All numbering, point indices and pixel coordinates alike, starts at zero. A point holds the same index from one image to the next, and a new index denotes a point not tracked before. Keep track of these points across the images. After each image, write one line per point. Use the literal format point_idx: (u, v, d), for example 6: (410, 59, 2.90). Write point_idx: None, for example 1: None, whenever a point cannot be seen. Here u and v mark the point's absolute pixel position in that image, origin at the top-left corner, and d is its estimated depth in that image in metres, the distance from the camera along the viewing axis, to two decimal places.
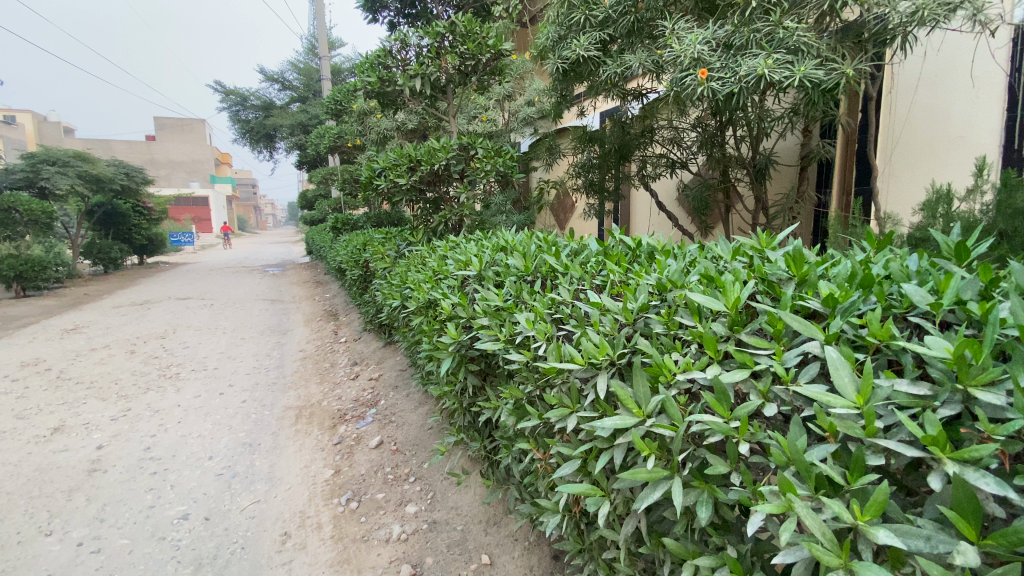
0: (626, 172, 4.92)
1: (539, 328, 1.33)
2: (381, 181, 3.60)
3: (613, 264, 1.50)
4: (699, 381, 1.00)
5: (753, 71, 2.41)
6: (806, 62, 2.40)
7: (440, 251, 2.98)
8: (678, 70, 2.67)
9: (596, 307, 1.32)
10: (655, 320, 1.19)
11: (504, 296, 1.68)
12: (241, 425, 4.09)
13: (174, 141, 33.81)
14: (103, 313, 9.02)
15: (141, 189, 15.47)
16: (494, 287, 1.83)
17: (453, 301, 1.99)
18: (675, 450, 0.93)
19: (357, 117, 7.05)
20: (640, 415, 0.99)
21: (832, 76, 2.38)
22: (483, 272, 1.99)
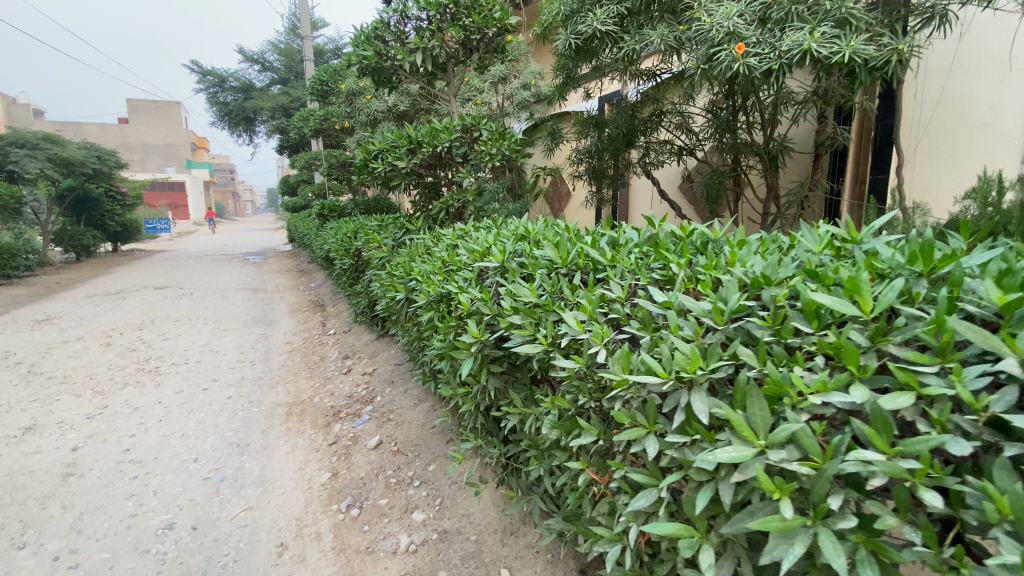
0: (630, 159, 4.76)
1: (594, 331, 1.15)
2: (379, 164, 3.36)
3: (673, 257, 1.33)
4: (838, 406, 0.88)
5: (797, 46, 2.27)
6: (855, 37, 2.28)
7: (446, 239, 2.78)
8: (709, 47, 2.52)
9: (664, 308, 1.16)
10: (756, 325, 1.03)
11: (538, 293, 1.50)
12: (228, 423, 3.85)
13: (147, 124, 32.64)
14: (76, 303, 8.59)
15: (114, 173, 14.80)
16: (522, 281, 1.64)
17: (472, 297, 1.80)
18: (821, 492, 0.82)
19: (345, 98, 6.73)
20: (759, 445, 0.86)
21: (883, 53, 2.26)
22: (506, 264, 1.79)
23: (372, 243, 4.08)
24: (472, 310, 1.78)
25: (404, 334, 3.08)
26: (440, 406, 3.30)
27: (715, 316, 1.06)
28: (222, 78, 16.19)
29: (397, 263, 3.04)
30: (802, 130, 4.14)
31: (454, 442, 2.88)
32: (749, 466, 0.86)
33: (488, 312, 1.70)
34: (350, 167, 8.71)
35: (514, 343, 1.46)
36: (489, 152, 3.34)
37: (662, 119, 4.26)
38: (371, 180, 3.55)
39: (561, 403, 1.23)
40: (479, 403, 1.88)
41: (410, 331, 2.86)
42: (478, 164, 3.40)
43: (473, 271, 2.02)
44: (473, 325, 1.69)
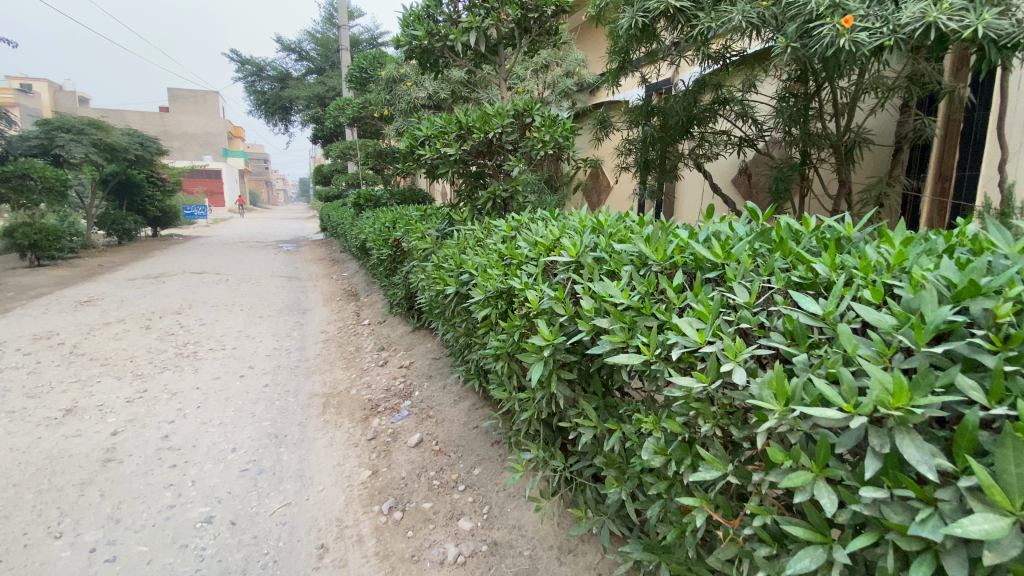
0: (685, 149, 4.51)
1: (728, 346, 0.98)
2: (426, 150, 3.21)
3: (814, 257, 1.14)
4: None
5: (920, 19, 2.07)
6: (987, 9, 2.06)
7: (497, 230, 2.61)
8: (810, 22, 2.34)
9: (820, 319, 1.00)
10: (983, 348, 0.88)
11: (629, 293, 1.31)
12: (265, 413, 3.80)
13: (187, 113, 33.51)
14: (118, 286, 8.79)
15: (155, 159, 15.16)
16: (605, 279, 1.46)
17: (542, 295, 1.62)
18: None
19: (385, 85, 6.62)
20: (1010, 514, 0.75)
21: (1018, 29, 2.03)
22: (581, 259, 1.61)
23: (413, 234, 3.94)
24: (542, 308, 1.60)
25: (449, 329, 2.94)
26: (482, 405, 3.16)
27: (915, 334, 0.89)
28: (260, 68, 16.36)
29: (444, 255, 2.89)
30: (877, 120, 3.84)
31: (499, 445, 2.73)
32: (1003, 541, 0.75)
33: (564, 313, 1.51)
34: (385, 157, 8.64)
35: (599, 351, 1.26)
36: (542, 138, 3.15)
37: (724, 107, 4.00)
38: (417, 167, 3.41)
39: (672, 426, 1.07)
40: (541, 412, 1.71)
41: (457, 326, 2.71)
42: (529, 151, 3.21)
43: (537, 265, 1.85)
44: (544, 327, 1.50)
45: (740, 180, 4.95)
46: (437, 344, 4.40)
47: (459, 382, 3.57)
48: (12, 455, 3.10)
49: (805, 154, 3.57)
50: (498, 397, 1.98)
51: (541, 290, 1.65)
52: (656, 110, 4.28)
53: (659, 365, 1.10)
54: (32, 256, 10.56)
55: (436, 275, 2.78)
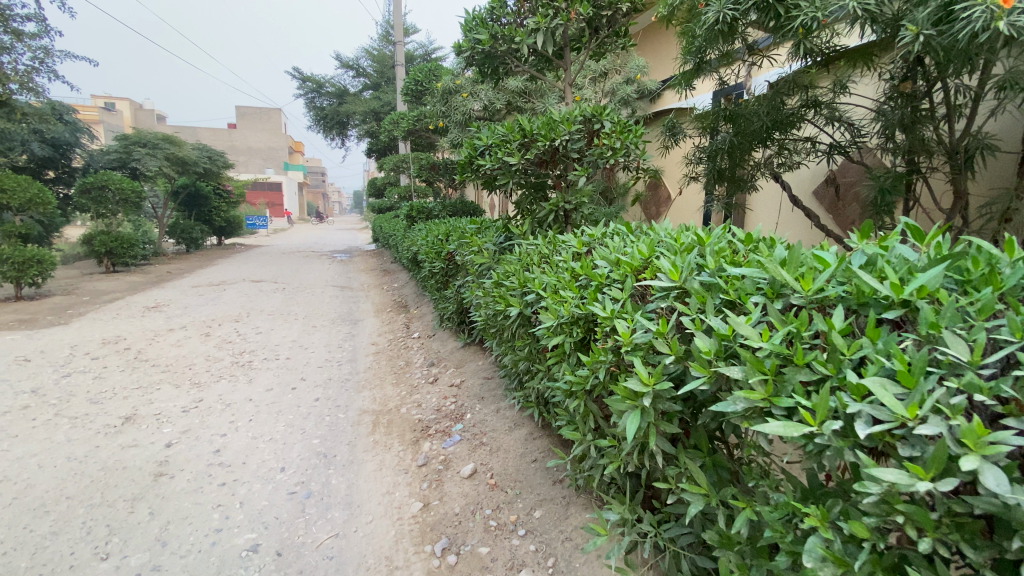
0: (765, 157, 4.12)
1: (971, 433, 0.75)
2: (487, 160, 3.02)
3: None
4: None
5: None
6: None
7: (565, 245, 2.35)
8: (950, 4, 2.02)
9: None
10: None
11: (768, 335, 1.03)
12: (315, 429, 3.69)
13: (253, 130, 35.51)
14: (183, 293, 9.17)
15: (222, 172, 15.95)
16: (727, 312, 1.18)
17: (637, 328, 1.34)
18: None
19: (440, 96, 6.56)
20: None
21: None
22: (688, 285, 1.32)
23: (468, 248, 3.76)
24: (635, 341, 1.32)
25: (508, 353, 2.71)
26: (541, 434, 2.91)
27: None
28: (319, 84, 16.97)
29: (503, 271, 2.66)
30: (1001, 124, 3.33)
31: (561, 485, 2.47)
32: None
33: (667, 354, 1.23)
34: (438, 169, 8.60)
35: (728, 406, 1.01)
36: (612, 145, 2.89)
37: (815, 111, 3.61)
38: (475, 178, 3.23)
39: (861, 529, 0.86)
40: (629, 467, 1.45)
41: (518, 349, 2.48)
42: (599, 159, 2.96)
43: (621, 286, 1.58)
44: (642, 368, 1.23)
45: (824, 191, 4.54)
46: (490, 362, 4.19)
47: (515, 406, 3.34)
48: (70, 465, 3.11)
49: (913, 162, 3.15)
50: (568, 439, 1.75)
51: (633, 319, 1.38)
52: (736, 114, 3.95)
53: (837, 448, 0.84)
54: (109, 262, 11.29)
55: (496, 293, 2.56)
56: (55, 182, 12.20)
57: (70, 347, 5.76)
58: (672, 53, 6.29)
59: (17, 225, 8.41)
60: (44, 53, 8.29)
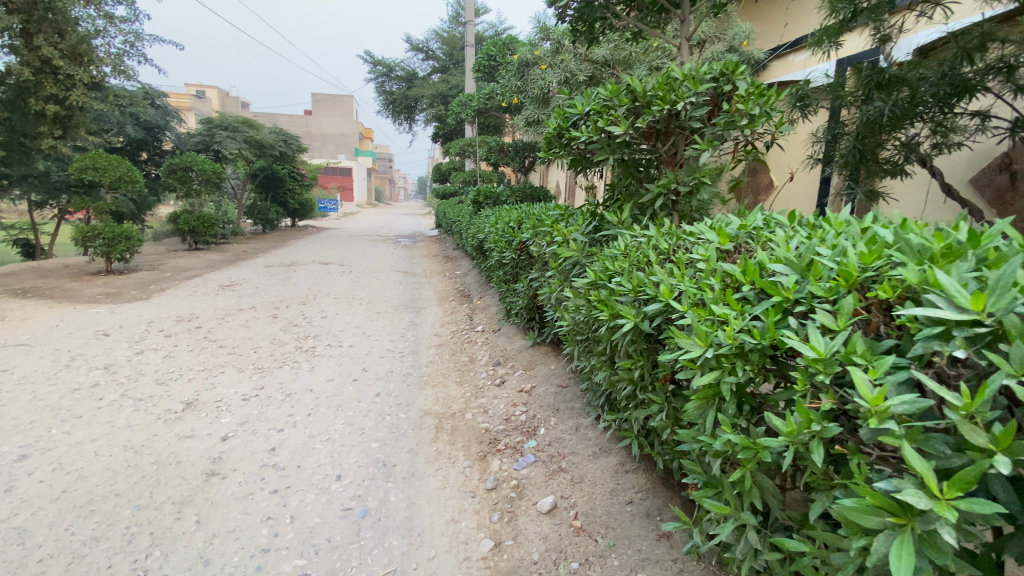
0: (923, 137, 3.27)
1: None
2: (583, 132, 2.48)
3: None
4: None
5: None
6: None
7: (695, 239, 1.79)
8: None
9: None
10: None
11: None
12: (375, 430, 3.36)
13: (326, 116, 36.77)
14: (255, 272, 9.33)
15: (296, 156, 16.36)
16: None
17: (904, 395, 0.84)
18: None
19: (515, 71, 6.05)
20: None
21: None
22: (1009, 325, 0.80)
23: (549, 237, 3.23)
24: (896, 414, 0.83)
25: (602, 370, 2.20)
26: (634, 467, 2.43)
27: None
28: (389, 68, 16.95)
29: (602, 268, 2.12)
30: None
31: (668, 541, 2.00)
32: None
33: (986, 450, 0.75)
34: (508, 151, 8.11)
35: None
36: (744, 108, 2.28)
37: (1014, 73, 2.74)
38: (567, 153, 2.70)
39: None
40: None
41: (619, 367, 1.97)
42: (726, 128, 2.36)
43: (830, 307, 1.06)
44: (930, 469, 0.76)
45: (986, 178, 3.65)
46: (565, 367, 3.72)
47: (598, 425, 2.86)
48: (126, 454, 2.96)
49: None
50: (711, 511, 1.28)
51: (880, 371, 0.87)
52: (894, 81, 3.13)
53: None
54: (192, 240, 11.83)
55: (592, 295, 2.03)
56: (147, 163, 12.92)
57: (147, 324, 5.86)
58: (782, 19, 5.51)
59: (110, 202, 8.85)
60: (134, 36, 8.58)
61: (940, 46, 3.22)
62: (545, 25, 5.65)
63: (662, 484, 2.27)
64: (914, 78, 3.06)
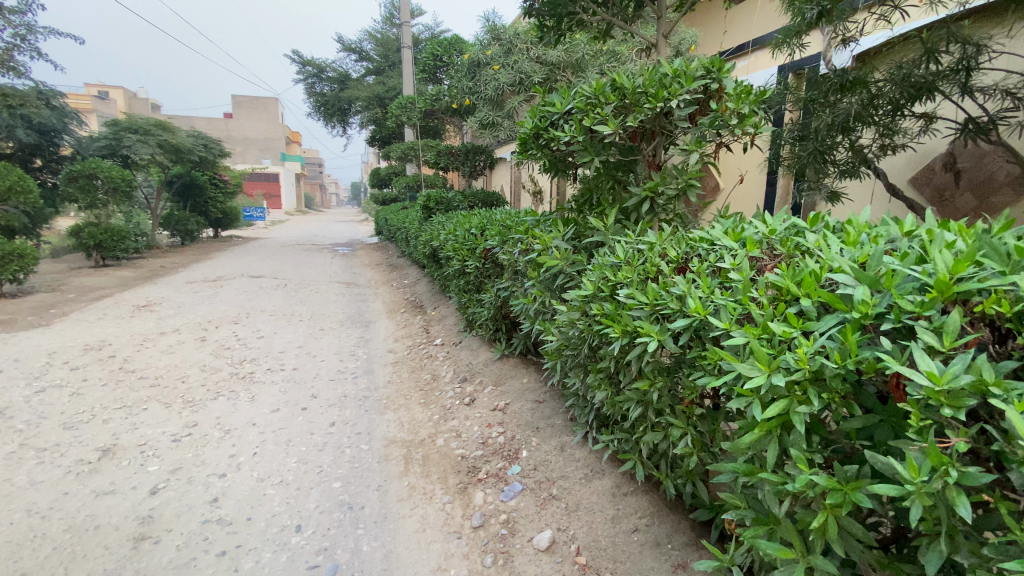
0: (872, 144, 3.45)
1: None
2: (566, 132, 2.31)
3: None
4: None
5: None
6: None
7: (711, 246, 1.65)
8: None
9: None
10: None
11: None
12: (335, 467, 3.00)
13: (249, 119, 34.62)
14: (177, 290, 8.41)
15: (218, 161, 15.13)
16: None
17: None
18: None
19: (465, 71, 5.83)
20: None
21: None
22: None
23: (523, 244, 3.01)
24: None
25: (602, 390, 2.01)
26: (634, 489, 2.27)
27: None
28: (320, 69, 16.14)
29: (601, 278, 1.94)
30: None
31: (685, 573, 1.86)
32: None
33: None
34: (456, 155, 7.83)
35: None
36: (735, 108, 2.17)
37: (968, 75, 2.82)
38: (545, 155, 2.53)
39: None
40: None
41: (628, 387, 1.80)
42: (712, 128, 2.24)
43: (926, 324, 0.94)
44: None
45: (926, 178, 3.90)
46: (540, 381, 3.52)
47: (586, 444, 2.68)
48: (27, 524, 2.43)
49: None
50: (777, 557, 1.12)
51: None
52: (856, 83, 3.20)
53: None
54: (99, 256, 10.55)
55: (594, 309, 1.84)
56: (40, 170, 11.42)
57: (47, 356, 5.04)
58: (720, 26, 5.69)
59: None
60: (25, 28, 7.51)
61: (891, 48, 3.34)
62: (495, 25, 5.46)
63: (667, 507, 2.13)
64: (873, 81, 3.16)
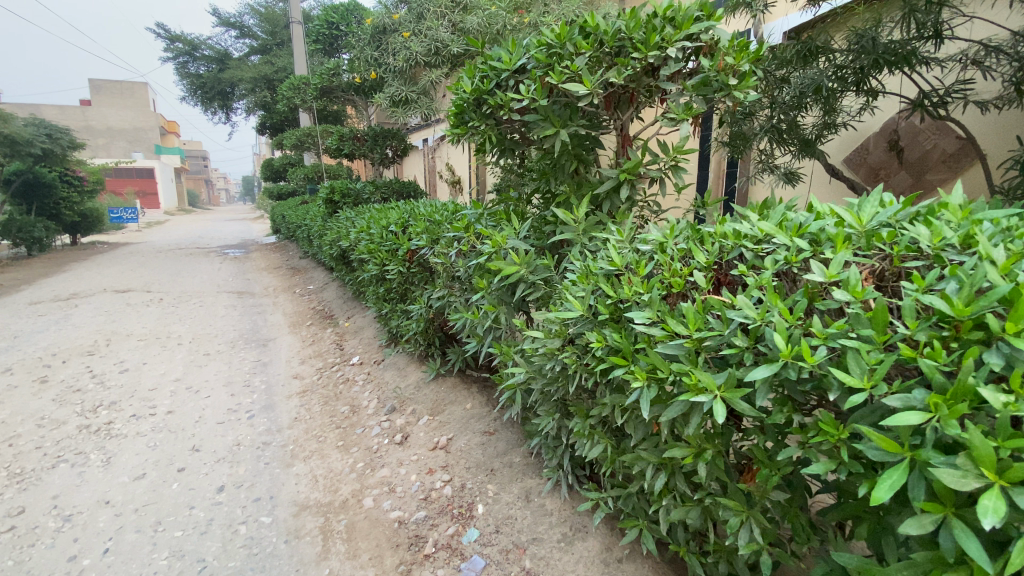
0: (811, 124, 3.23)
1: None
2: (522, 93, 1.74)
3: None
4: None
5: None
6: None
7: (760, 244, 1.16)
8: None
9: None
10: None
11: None
12: (225, 559, 2.21)
13: (111, 107, 29.98)
14: (9, 315, 6.65)
15: (68, 153, 12.60)
16: None
17: None
18: None
19: (369, 38, 5.02)
20: None
21: None
22: None
23: (463, 245, 2.37)
24: None
25: (597, 446, 1.47)
26: (628, 554, 1.80)
27: None
28: (193, 46, 14.09)
29: (592, 293, 1.38)
30: None
31: None
32: None
33: None
34: (362, 140, 6.92)
35: None
36: (738, 63, 1.69)
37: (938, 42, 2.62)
38: (489, 128, 1.94)
39: None
40: None
41: (641, 445, 1.30)
42: (700, 93, 1.76)
43: None
44: None
45: (859, 158, 3.77)
46: (486, 407, 2.93)
47: (557, 493, 2.13)
48: None
49: None
50: None
51: None
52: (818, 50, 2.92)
53: None
54: None
55: (592, 341, 1.28)
56: None
57: None
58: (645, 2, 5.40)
59: None
60: None
61: (842, 16, 3.12)
62: None
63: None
64: (836, 50, 2.90)
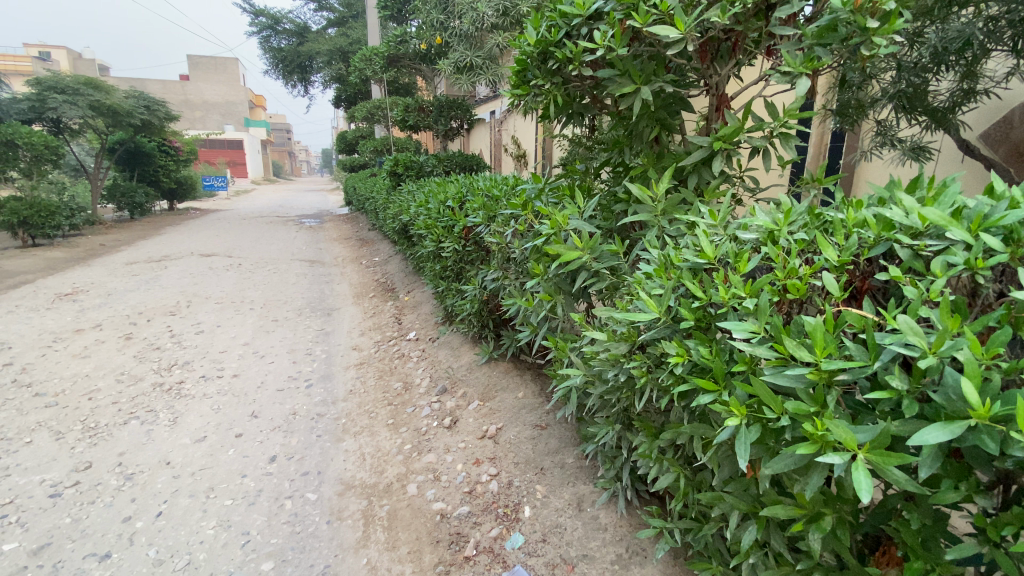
0: (944, 92, 2.64)
1: None
2: (595, 42, 1.46)
3: None
4: None
5: None
6: None
7: (925, 240, 0.87)
8: None
9: None
10: None
11: None
12: (267, 535, 2.19)
13: (207, 82, 32.11)
14: (110, 273, 7.26)
15: (166, 125, 13.54)
16: None
17: None
18: None
19: (437, 1, 4.82)
20: None
21: None
22: None
23: (520, 224, 2.14)
24: None
25: (669, 478, 1.23)
26: None
27: None
28: (276, 20, 14.58)
29: (675, 291, 1.11)
30: None
31: None
32: None
33: None
34: (428, 111, 6.81)
35: None
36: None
37: None
38: (554, 87, 1.68)
39: None
40: None
41: (725, 486, 1.07)
42: (820, 43, 1.43)
43: None
44: None
45: (1001, 133, 3.01)
46: (539, 398, 2.73)
47: (614, 506, 1.90)
48: None
49: None
50: None
51: None
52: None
53: None
54: (26, 235, 9.15)
55: (674, 355, 1.03)
56: None
57: None
58: None
59: None
60: None
61: None
62: None
63: None
64: None
